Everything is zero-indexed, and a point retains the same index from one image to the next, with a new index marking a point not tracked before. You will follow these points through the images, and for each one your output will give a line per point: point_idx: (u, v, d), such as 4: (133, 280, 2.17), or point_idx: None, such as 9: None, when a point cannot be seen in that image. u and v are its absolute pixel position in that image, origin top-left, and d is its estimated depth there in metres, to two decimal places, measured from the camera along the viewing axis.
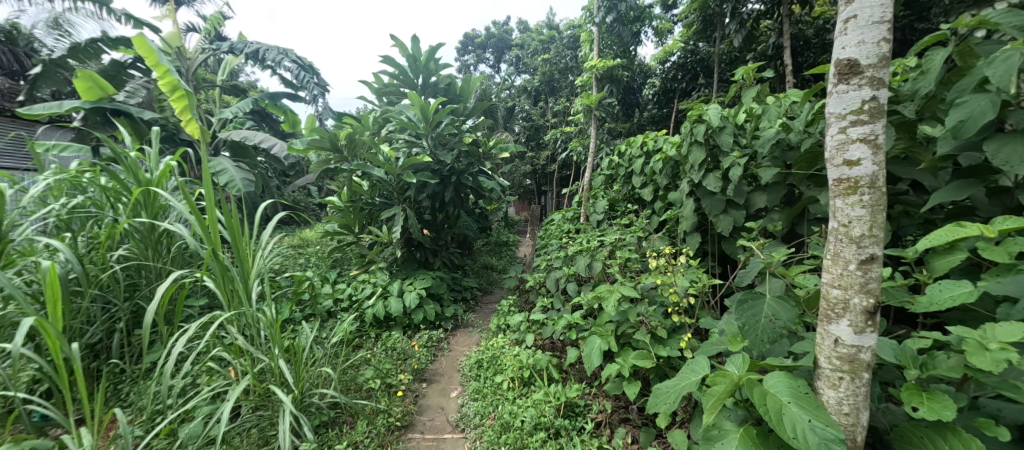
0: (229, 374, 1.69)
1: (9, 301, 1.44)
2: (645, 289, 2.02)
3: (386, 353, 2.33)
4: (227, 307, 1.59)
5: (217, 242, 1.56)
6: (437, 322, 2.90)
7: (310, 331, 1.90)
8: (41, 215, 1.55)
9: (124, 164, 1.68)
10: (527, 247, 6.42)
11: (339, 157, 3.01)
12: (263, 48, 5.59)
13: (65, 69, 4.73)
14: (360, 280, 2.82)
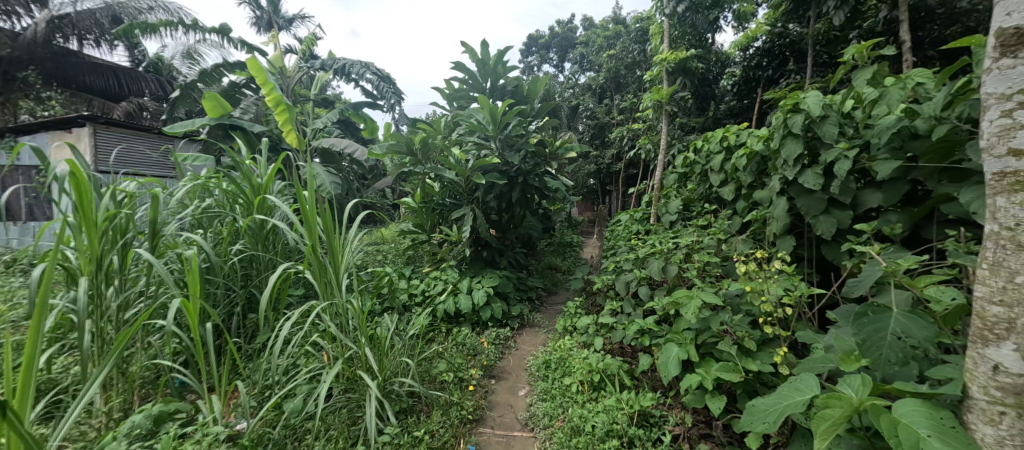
0: (323, 357, 1.86)
1: (160, 286, 1.74)
2: (728, 296, 1.86)
3: (455, 348, 2.42)
4: (322, 298, 1.76)
5: (316, 237, 1.72)
6: (503, 320, 2.95)
7: (390, 323, 2.04)
8: (182, 216, 1.84)
9: (241, 171, 1.94)
10: (591, 248, 6.28)
11: (414, 160, 3.17)
12: (349, 63, 6.12)
13: (196, 92, 5.55)
14: (431, 276, 2.96)
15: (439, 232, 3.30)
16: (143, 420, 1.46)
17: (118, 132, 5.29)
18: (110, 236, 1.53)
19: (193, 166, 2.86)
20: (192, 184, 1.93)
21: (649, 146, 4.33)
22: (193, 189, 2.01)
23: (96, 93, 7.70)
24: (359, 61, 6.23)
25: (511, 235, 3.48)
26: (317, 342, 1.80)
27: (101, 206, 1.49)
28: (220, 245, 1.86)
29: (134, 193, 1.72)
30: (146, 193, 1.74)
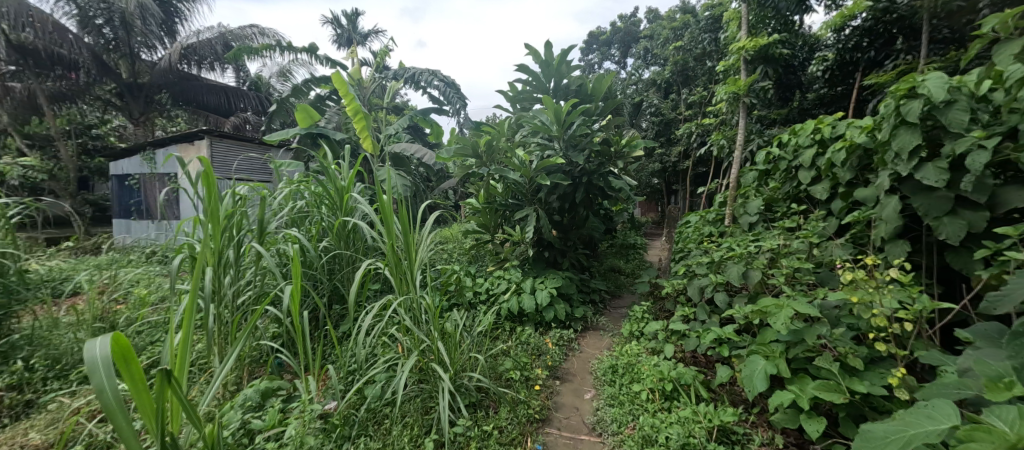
0: (399, 348, 1.97)
1: (265, 277, 1.97)
2: (824, 306, 1.67)
3: (520, 347, 2.44)
4: (399, 292, 1.87)
5: (394, 236, 1.83)
6: (567, 322, 2.91)
7: (459, 319, 2.11)
8: (281, 215, 2.07)
9: (329, 175, 2.14)
10: (656, 250, 5.99)
11: (479, 162, 3.24)
12: (418, 72, 6.46)
13: (289, 105, 6.20)
14: (495, 274, 3.00)
15: (501, 231, 3.37)
16: (254, 393, 1.67)
17: (229, 144, 6.08)
18: (229, 233, 1.77)
19: (285, 171, 3.19)
20: (290, 187, 2.17)
21: (723, 142, 4.01)
22: (289, 192, 2.26)
23: (212, 111, 9.00)
24: (428, 69, 6.53)
25: (572, 236, 3.43)
26: (393, 334, 1.91)
27: (222, 206, 1.72)
28: (312, 241, 2.06)
29: (245, 195, 1.97)
30: (254, 195, 1.98)
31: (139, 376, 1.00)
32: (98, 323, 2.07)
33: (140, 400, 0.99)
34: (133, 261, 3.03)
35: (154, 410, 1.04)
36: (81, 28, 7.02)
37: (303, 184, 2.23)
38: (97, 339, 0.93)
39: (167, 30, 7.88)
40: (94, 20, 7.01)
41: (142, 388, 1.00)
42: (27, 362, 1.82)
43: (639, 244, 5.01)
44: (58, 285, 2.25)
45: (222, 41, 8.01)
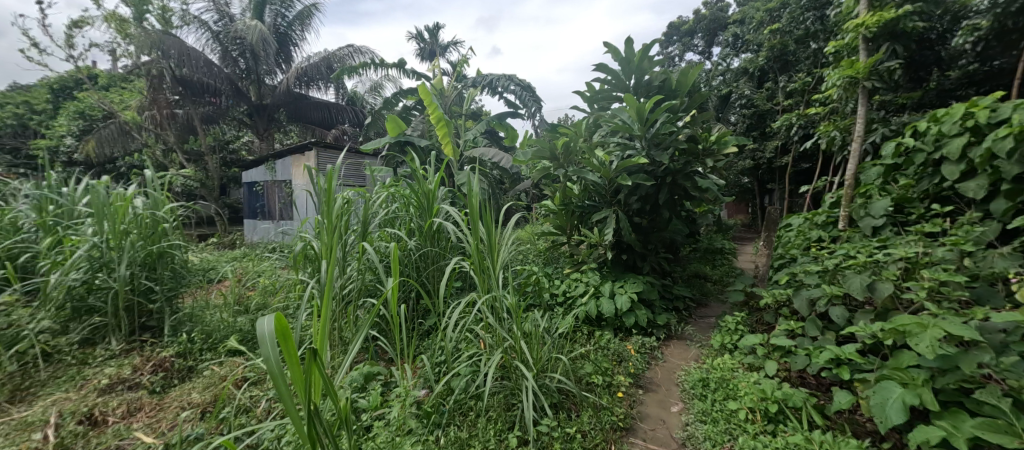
0: (481, 344, 2.02)
1: (366, 272, 2.16)
2: (986, 329, 1.37)
3: (601, 351, 2.36)
4: (483, 291, 1.91)
5: (481, 235, 1.86)
6: (648, 329, 2.75)
7: (540, 319, 2.10)
8: (378, 217, 2.25)
9: (418, 178, 2.28)
10: (748, 255, 5.44)
11: (556, 164, 3.14)
12: (496, 78, 6.61)
13: (381, 116, 6.78)
14: (572, 277, 2.92)
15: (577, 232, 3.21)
16: (358, 376, 1.84)
17: (332, 154, 6.89)
18: (338, 231, 1.96)
19: (375, 175, 3.45)
20: (385, 191, 2.36)
21: (834, 134, 3.48)
22: (384, 195, 2.45)
23: (318, 124, 10.10)
24: (504, 75, 6.64)
25: (653, 241, 3.15)
26: (476, 330, 1.97)
27: (331, 208, 1.91)
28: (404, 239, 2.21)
29: (349, 198, 2.18)
30: (357, 198, 2.18)
31: (292, 354, 1.01)
32: (235, 306, 2.47)
33: (293, 376, 1.00)
34: (255, 256, 3.54)
35: (303, 384, 1.04)
36: (222, 61, 8.52)
37: (395, 188, 2.41)
38: (264, 318, 0.96)
39: (283, 54, 9.05)
40: (233, 54, 8.45)
41: (295, 363, 1.01)
42: (188, 335, 2.21)
43: (725, 248, 4.59)
44: (209, 274, 2.73)
45: (326, 63, 9.02)
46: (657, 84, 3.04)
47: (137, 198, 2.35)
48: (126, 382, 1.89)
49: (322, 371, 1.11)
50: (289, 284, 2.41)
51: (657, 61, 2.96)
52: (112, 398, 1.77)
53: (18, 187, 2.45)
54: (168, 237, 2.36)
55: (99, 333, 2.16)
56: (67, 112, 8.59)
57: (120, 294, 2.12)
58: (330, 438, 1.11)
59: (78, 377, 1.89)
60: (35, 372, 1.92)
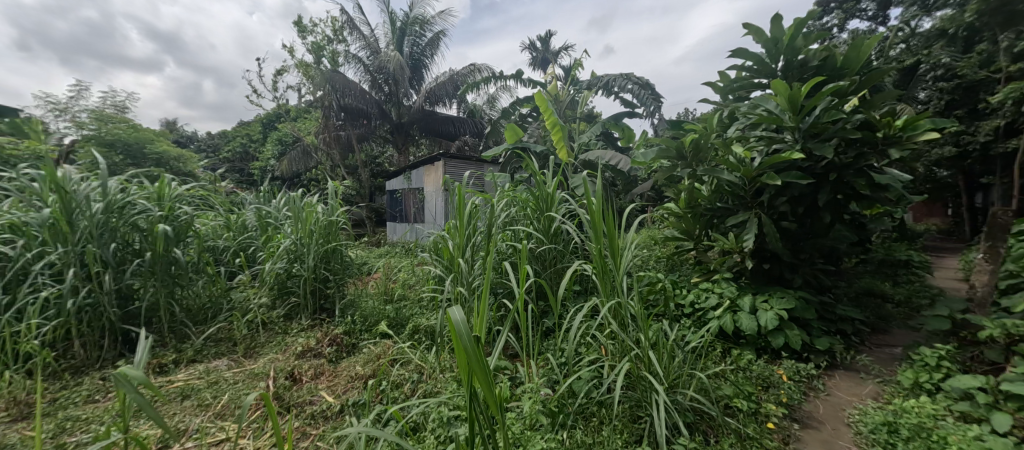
0: (603, 350, 1.93)
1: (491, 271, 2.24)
2: None
3: (742, 373, 2.00)
4: (605, 295, 1.78)
5: (601, 238, 1.69)
6: (804, 354, 2.25)
7: (671, 329, 1.90)
8: (501, 221, 2.32)
9: (537, 182, 2.29)
10: (950, 271, 4.18)
11: (685, 165, 2.69)
12: (611, 79, 6.09)
13: (500, 124, 7.10)
14: (699, 287, 2.42)
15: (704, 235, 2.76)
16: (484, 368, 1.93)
17: (457, 163, 7.51)
18: (468, 233, 2.08)
19: (492, 181, 3.62)
20: (510, 197, 2.45)
21: None
22: (505, 199, 2.52)
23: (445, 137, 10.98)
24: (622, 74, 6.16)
25: (809, 250, 2.43)
26: (598, 335, 1.87)
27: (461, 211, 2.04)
28: (525, 240, 2.25)
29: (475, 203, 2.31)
30: (482, 203, 2.30)
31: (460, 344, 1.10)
32: (383, 295, 2.85)
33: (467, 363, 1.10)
34: (389, 256, 4.03)
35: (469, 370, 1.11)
36: (370, 87, 9.73)
37: (518, 194, 2.48)
38: (455, 308, 1.08)
39: (417, 78, 10.18)
40: (380, 81, 9.78)
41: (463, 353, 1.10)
42: (351, 317, 2.65)
43: (912, 260, 3.58)
44: (363, 267, 3.21)
45: (452, 82, 9.93)
46: (818, 63, 2.42)
47: (317, 205, 2.85)
48: (311, 351, 2.35)
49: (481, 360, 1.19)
50: (425, 278, 2.69)
51: (813, 36, 2.45)
52: (304, 362, 2.21)
53: (240, 200, 3.24)
54: (336, 237, 2.88)
55: (295, 310, 2.71)
56: (272, 140, 11.09)
57: (308, 281, 2.67)
58: (488, 418, 1.18)
59: (282, 344, 2.41)
60: (257, 336, 2.50)
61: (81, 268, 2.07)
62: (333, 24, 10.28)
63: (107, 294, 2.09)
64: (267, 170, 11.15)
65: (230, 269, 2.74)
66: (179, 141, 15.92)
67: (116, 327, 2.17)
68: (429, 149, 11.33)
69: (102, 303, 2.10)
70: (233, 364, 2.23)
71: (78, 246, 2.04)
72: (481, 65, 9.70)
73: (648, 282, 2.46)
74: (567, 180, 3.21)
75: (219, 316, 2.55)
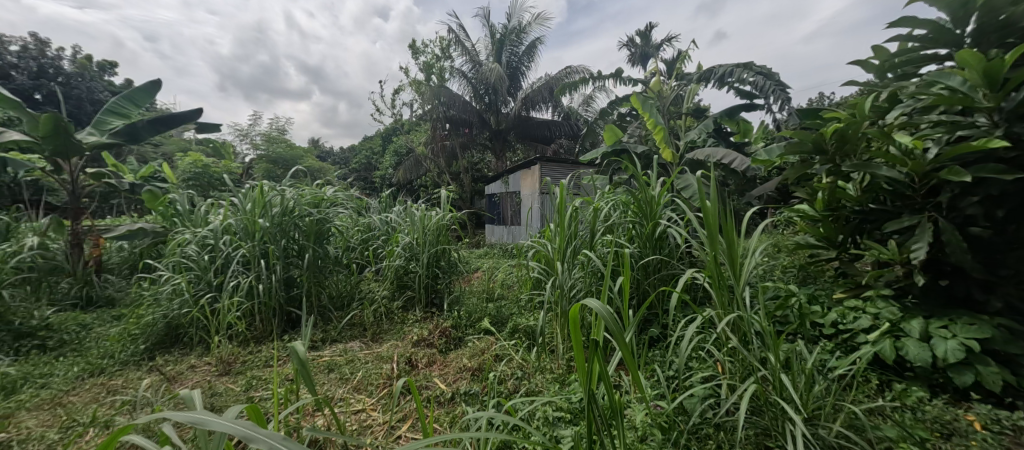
0: (719, 367, 1.72)
1: (592, 276, 2.18)
2: None
3: (911, 414, 1.60)
4: (721, 308, 1.58)
5: (715, 245, 1.47)
6: (1009, 398, 1.71)
7: (808, 351, 1.60)
8: (602, 225, 2.24)
9: (640, 185, 2.15)
10: None
11: (826, 160, 2.23)
12: (726, 69, 5.11)
13: (598, 126, 6.93)
14: (845, 305, 2.01)
15: (849, 242, 2.31)
16: None
17: (554, 166, 7.55)
18: (569, 236, 2.10)
19: (590, 183, 3.56)
20: (612, 200, 2.36)
21: None
22: (606, 203, 2.44)
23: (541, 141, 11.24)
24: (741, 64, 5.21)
25: (1012, 264, 1.86)
26: (714, 350, 1.67)
27: (564, 215, 2.06)
28: (628, 246, 2.13)
29: (575, 206, 2.27)
30: (584, 206, 2.26)
31: (578, 342, 1.08)
32: (484, 294, 3.04)
33: (588, 359, 1.10)
34: (486, 257, 4.23)
35: (586, 369, 1.10)
36: (472, 98, 10.28)
37: (621, 197, 2.38)
38: (592, 300, 1.15)
39: (514, 85, 10.47)
40: (482, 92, 10.31)
41: (582, 352, 1.08)
42: (457, 312, 2.83)
43: None
44: (466, 267, 3.42)
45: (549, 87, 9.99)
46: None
47: (428, 208, 3.12)
48: (424, 340, 2.57)
49: (595, 363, 1.17)
50: (523, 281, 2.76)
51: None
52: (419, 350, 2.43)
53: (364, 205, 3.72)
54: (445, 239, 3.15)
55: (410, 302, 3.00)
56: (391, 151, 12.50)
57: (422, 277, 2.95)
58: (605, 421, 1.16)
59: (402, 332, 2.69)
60: (382, 322, 2.83)
61: (260, 258, 2.60)
62: (442, 43, 11.17)
63: (277, 281, 2.60)
64: (386, 178, 12.61)
65: (360, 263, 3.17)
66: (321, 156, 18.97)
67: (281, 308, 2.66)
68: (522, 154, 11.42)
69: (275, 287, 2.60)
70: (364, 346, 2.56)
71: (259, 242, 2.59)
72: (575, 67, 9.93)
73: (774, 295, 2.13)
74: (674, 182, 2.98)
75: (352, 303, 2.95)
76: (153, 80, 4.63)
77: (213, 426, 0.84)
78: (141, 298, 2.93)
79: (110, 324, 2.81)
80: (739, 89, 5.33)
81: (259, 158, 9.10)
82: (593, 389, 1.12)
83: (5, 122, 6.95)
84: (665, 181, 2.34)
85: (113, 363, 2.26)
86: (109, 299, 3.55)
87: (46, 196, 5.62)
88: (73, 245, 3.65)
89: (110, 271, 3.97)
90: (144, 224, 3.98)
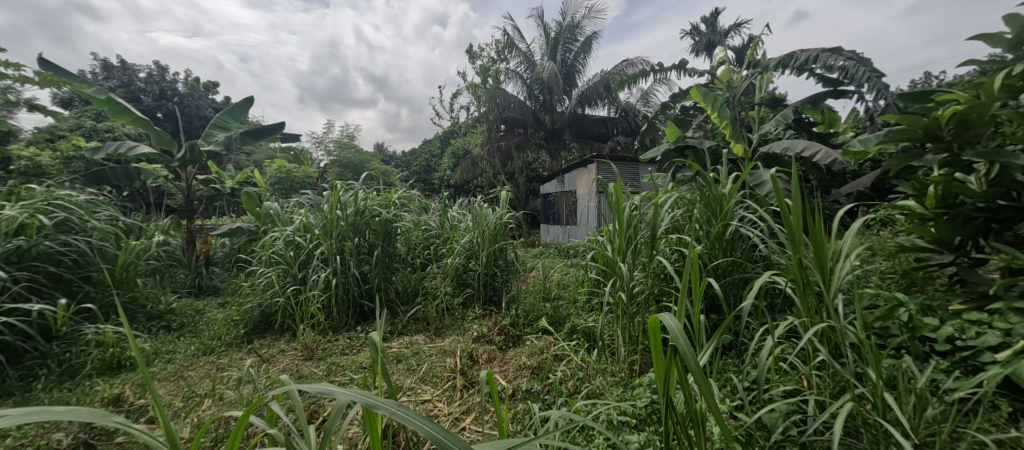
0: (806, 381, 1.55)
1: (655, 277, 2.08)
2: None
3: None
4: (808, 317, 1.41)
5: (801, 247, 1.32)
6: None
7: (919, 368, 1.39)
8: (666, 224, 2.12)
9: (708, 182, 2.00)
10: None
11: (942, 150, 1.92)
12: (813, 55, 4.55)
13: (659, 121, 6.62)
14: (965, 316, 1.72)
15: (970, 245, 1.97)
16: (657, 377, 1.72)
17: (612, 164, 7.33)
18: (629, 236, 2.04)
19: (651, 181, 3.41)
20: (676, 198, 2.23)
21: None
22: (671, 200, 2.31)
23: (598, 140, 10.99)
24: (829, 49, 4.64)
25: None
26: (800, 362, 1.50)
27: (624, 214, 2.01)
28: (695, 247, 1.99)
29: (637, 205, 2.18)
30: (646, 205, 2.15)
31: (657, 348, 1.03)
32: (541, 293, 3.04)
33: (659, 365, 1.04)
34: (540, 257, 4.24)
35: (664, 375, 1.06)
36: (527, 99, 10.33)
37: (687, 195, 2.24)
38: (666, 315, 1.04)
39: (571, 83, 10.34)
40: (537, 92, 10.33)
41: (660, 358, 1.03)
42: (515, 311, 2.87)
43: None
44: (521, 266, 3.45)
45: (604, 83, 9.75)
46: None
47: (487, 208, 3.18)
48: (484, 337, 2.62)
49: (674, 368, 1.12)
50: (581, 281, 2.72)
51: None
52: (479, 347, 2.49)
53: (425, 206, 3.89)
54: (503, 237, 3.20)
55: (470, 299, 3.09)
56: (448, 154, 12.95)
57: (482, 275, 3.04)
58: (685, 426, 1.10)
59: (462, 328, 2.78)
60: (444, 318, 2.93)
61: (338, 255, 2.82)
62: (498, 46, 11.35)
63: (352, 276, 2.82)
64: (445, 180, 13.08)
65: (423, 260, 3.31)
66: (386, 160, 20.17)
67: (355, 300, 2.87)
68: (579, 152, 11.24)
69: (348, 281, 2.82)
70: (428, 340, 2.67)
71: (336, 240, 2.83)
72: (634, 60, 9.61)
73: (872, 303, 1.88)
74: (747, 178, 2.75)
75: (416, 298, 3.09)
76: (247, 97, 5.21)
77: (345, 397, 0.82)
78: (241, 288, 3.33)
79: (217, 310, 3.22)
80: (824, 76, 4.75)
81: (332, 163, 9.95)
82: (671, 396, 1.07)
83: (135, 138, 8.25)
84: (738, 178, 2.16)
85: (221, 344, 2.59)
86: (211, 288, 4.05)
87: (166, 199, 6.59)
88: (189, 241, 4.23)
89: (216, 264, 4.56)
90: (240, 223, 4.51)
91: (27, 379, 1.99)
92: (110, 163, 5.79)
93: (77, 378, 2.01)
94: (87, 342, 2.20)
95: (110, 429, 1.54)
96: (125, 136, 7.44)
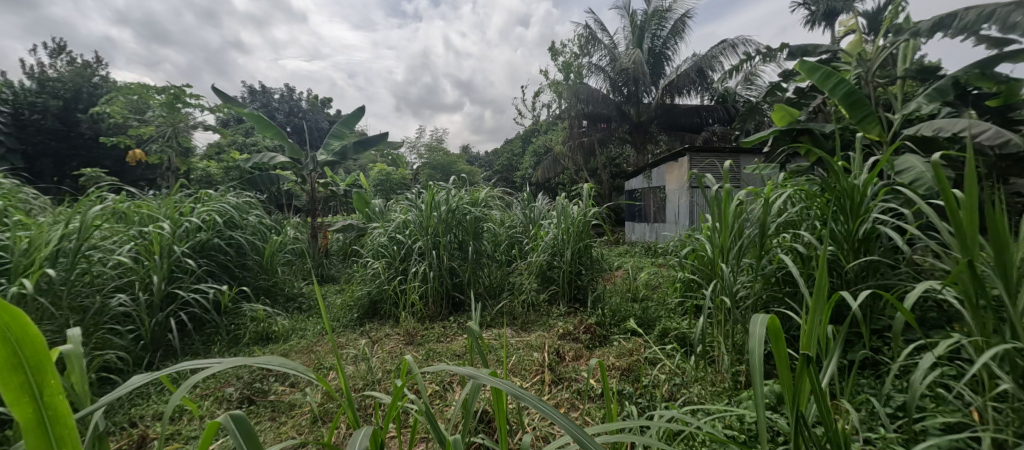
0: (976, 412, 1.26)
1: (766, 279, 1.86)
2: None
3: None
4: (980, 334, 1.14)
5: (974, 250, 1.06)
6: None
7: None
8: (780, 220, 1.88)
9: (833, 171, 1.71)
10: None
11: None
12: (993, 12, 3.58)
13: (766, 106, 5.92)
14: None
15: None
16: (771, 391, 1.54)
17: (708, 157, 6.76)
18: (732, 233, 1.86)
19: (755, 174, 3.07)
20: (792, 191, 1.97)
21: None
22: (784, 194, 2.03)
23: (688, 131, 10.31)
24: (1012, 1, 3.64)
25: None
26: (967, 387, 1.22)
27: (728, 209, 1.84)
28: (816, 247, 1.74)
29: (743, 199, 1.96)
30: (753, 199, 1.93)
31: (783, 358, 0.90)
32: (628, 293, 2.93)
33: (783, 376, 0.92)
34: (625, 256, 4.11)
35: (791, 387, 0.94)
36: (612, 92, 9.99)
37: (804, 187, 1.95)
38: (756, 317, 0.93)
39: (661, 72, 9.75)
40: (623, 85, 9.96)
41: (788, 369, 0.90)
42: (602, 310, 2.80)
43: None
44: (606, 265, 3.37)
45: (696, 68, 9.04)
46: None
47: (573, 205, 3.15)
48: (570, 335, 2.60)
49: (808, 381, 0.98)
50: (674, 282, 2.56)
51: None
52: (566, 343, 2.48)
53: (509, 204, 4.00)
54: (588, 235, 3.15)
55: (555, 296, 3.09)
56: (531, 152, 13.07)
57: (567, 271, 3.03)
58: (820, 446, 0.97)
59: (547, 324, 2.78)
60: (530, 312, 2.97)
61: (433, 249, 3.03)
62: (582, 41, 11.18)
63: (445, 269, 3.01)
64: (527, 178, 13.25)
65: (508, 257, 3.41)
66: (472, 161, 21.12)
67: (448, 292, 3.06)
68: (668, 145, 10.56)
69: (442, 275, 3.01)
70: (515, 333, 2.72)
71: (432, 235, 3.03)
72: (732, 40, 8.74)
73: None
74: (884, 167, 2.31)
75: (503, 292, 3.18)
76: (357, 108, 5.85)
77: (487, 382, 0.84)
78: (352, 277, 3.77)
79: (334, 296, 3.69)
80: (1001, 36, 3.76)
81: (424, 165, 10.74)
82: (800, 412, 0.94)
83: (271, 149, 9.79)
84: (874, 166, 1.83)
85: (337, 326, 2.96)
86: (328, 277, 4.66)
87: (293, 200, 7.72)
88: (312, 236, 4.90)
89: (333, 256, 5.23)
90: (351, 221, 5.10)
91: (207, 343, 2.50)
92: (254, 171, 6.95)
93: (240, 345, 2.50)
94: (246, 317, 2.68)
95: (264, 388, 1.85)
96: (264, 148, 8.87)
